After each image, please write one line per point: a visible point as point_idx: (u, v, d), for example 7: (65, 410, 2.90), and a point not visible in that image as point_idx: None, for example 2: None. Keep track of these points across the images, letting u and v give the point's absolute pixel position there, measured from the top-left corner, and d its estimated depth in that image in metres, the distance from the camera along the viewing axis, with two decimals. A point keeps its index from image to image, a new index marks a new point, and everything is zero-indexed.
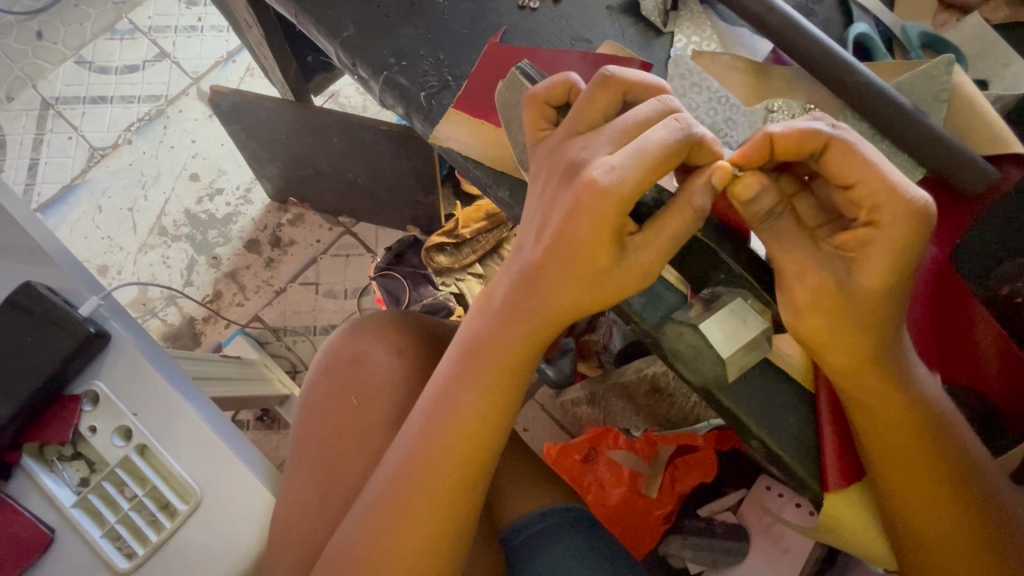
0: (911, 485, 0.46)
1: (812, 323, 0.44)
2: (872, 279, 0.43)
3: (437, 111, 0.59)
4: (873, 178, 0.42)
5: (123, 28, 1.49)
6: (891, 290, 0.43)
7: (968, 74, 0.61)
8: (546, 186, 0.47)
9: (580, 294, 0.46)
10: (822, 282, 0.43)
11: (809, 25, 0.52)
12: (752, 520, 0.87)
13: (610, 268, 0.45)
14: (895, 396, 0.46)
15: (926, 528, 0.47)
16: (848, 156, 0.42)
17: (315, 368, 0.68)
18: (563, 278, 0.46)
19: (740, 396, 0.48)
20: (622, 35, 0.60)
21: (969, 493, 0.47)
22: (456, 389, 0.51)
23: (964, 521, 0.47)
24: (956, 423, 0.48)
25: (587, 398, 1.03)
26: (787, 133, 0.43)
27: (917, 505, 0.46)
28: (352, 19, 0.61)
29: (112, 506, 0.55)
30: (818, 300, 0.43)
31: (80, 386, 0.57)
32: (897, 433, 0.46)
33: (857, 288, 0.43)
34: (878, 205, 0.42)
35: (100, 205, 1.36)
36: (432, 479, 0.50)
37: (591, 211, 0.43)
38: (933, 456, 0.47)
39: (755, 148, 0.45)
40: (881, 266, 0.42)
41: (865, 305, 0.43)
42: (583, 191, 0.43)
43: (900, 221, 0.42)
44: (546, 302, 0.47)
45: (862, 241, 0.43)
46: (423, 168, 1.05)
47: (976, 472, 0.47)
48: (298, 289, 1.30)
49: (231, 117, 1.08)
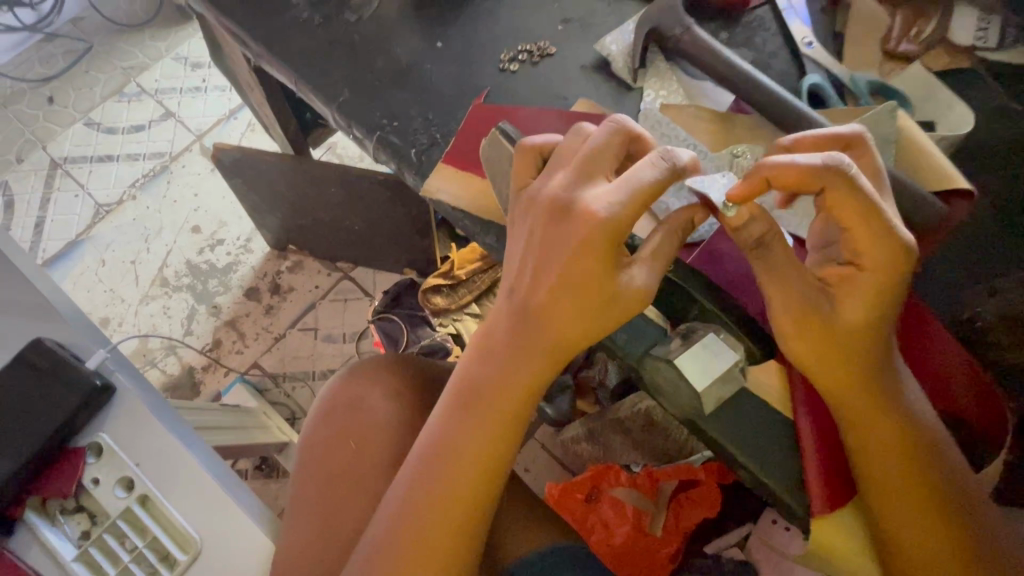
0: (902, 512, 0.47)
1: (801, 349, 0.46)
2: (855, 314, 0.45)
3: (427, 166, 0.63)
4: (864, 226, 0.44)
5: (130, 91, 1.57)
6: (874, 321, 0.45)
7: (938, 107, 0.62)
8: (534, 223, 0.49)
9: (582, 321, 0.48)
10: (806, 313, 0.46)
11: (764, 78, 0.57)
12: (759, 556, 0.89)
13: (612, 294, 0.47)
14: (879, 412, 0.48)
15: (915, 550, 0.47)
16: (844, 199, 0.44)
17: (315, 413, 0.70)
18: (560, 310, 0.48)
19: (722, 427, 0.49)
20: (595, 91, 0.64)
21: (956, 517, 0.48)
22: (454, 424, 0.52)
23: (947, 540, 0.48)
24: (942, 439, 0.49)
25: (585, 435, 1.08)
26: (783, 174, 0.45)
27: (903, 524, 0.47)
28: (345, 84, 0.67)
29: (112, 558, 0.55)
30: (808, 334, 0.46)
31: (84, 439, 0.58)
32: (886, 456, 0.48)
33: (840, 322, 0.46)
34: (861, 250, 0.45)
35: (103, 258, 1.40)
36: (430, 519, 0.51)
37: (591, 239, 0.46)
38: (919, 475, 0.48)
39: (750, 186, 0.46)
40: (862, 303, 0.45)
41: (851, 337, 0.46)
42: (583, 223, 0.46)
43: (880, 263, 0.44)
44: (546, 333, 0.49)
45: (842, 278, 0.46)
46: (418, 214, 1.10)
47: (960, 487, 0.49)
48: (297, 335, 1.32)
49: (233, 171, 1.14)
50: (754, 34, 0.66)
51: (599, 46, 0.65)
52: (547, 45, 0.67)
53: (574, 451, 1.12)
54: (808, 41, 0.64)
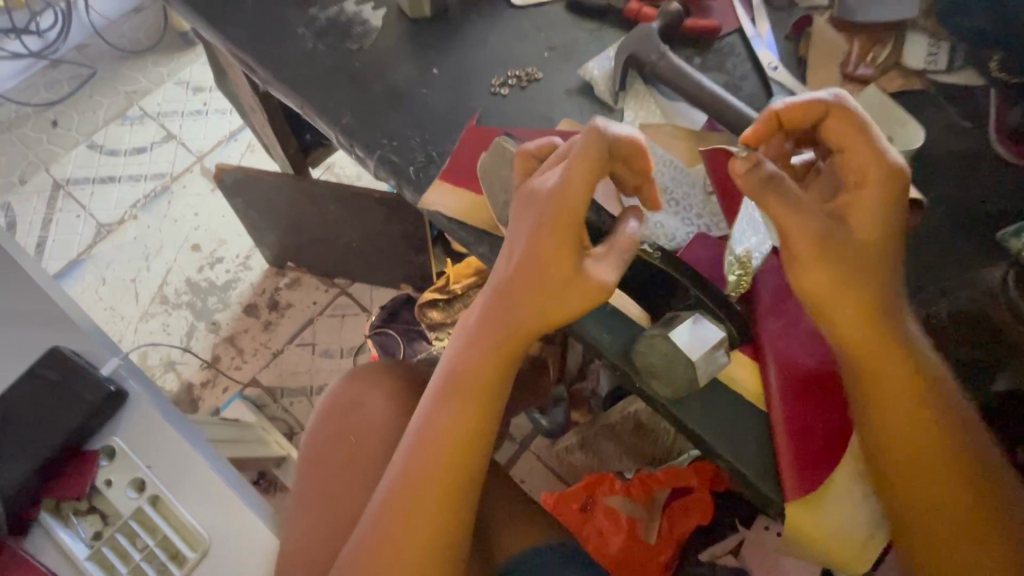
0: (901, 441, 0.50)
1: (817, 278, 0.48)
2: (864, 230, 0.49)
3: (424, 182, 0.67)
4: (864, 145, 0.49)
5: (133, 114, 1.63)
6: (877, 240, 0.49)
7: (894, 125, 0.67)
8: (514, 218, 0.54)
9: (548, 303, 0.52)
10: (822, 235, 0.48)
11: (733, 100, 0.63)
12: (752, 562, 0.89)
13: (572, 278, 0.51)
14: (886, 345, 0.50)
15: (912, 478, 0.50)
16: (845, 120, 0.49)
17: (320, 412, 0.73)
18: (532, 295, 0.52)
19: (699, 419, 0.53)
20: (579, 112, 0.69)
21: (954, 446, 0.51)
22: (443, 407, 0.56)
23: (946, 468, 0.51)
24: (942, 374, 0.52)
25: (578, 445, 1.12)
26: (789, 107, 0.50)
27: (902, 453, 0.50)
28: (348, 108, 0.71)
29: (123, 558, 0.58)
30: (826, 256, 0.48)
31: (99, 442, 0.61)
32: (889, 387, 0.50)
33: (851, 240, 0.48)
34: (865, 170, 0.49)
35: (104, 277, 1.43)
36: (421, 494, 0.55)
37: (552, 223, 0.51)
38: (920, 404, 0.50)
39: (763, 126, 0.52)
40: (870, 217, 0.48)
41: (861, 257, 0.48)
42: (547, 209, 0.51)
43: (883, 178, 0.48)
44: (520, 316, 0.53)
45: (850, 201, 0.49)
46: (413, 230, 1.14)
47: (959, 417, 0.51)
48: (294, 351, 1.35)
49: (234, 191, 1.18)
50: (725, 60, 0.72)
51: (583, 71, 0.70)
52: (534, 70, 0.72)
53: (568, 461, 1.16)
54: (773, 66, 0.70)
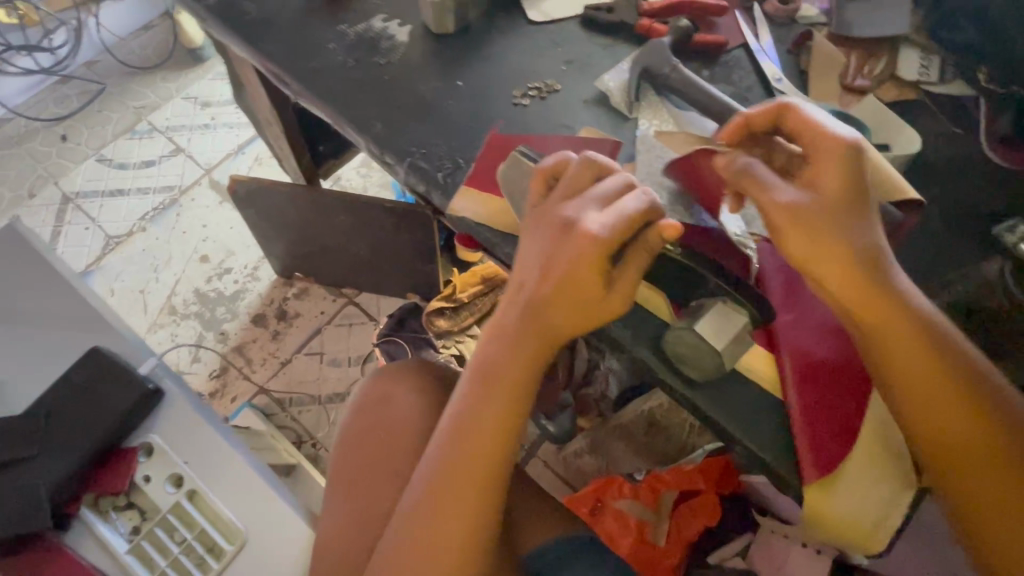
0: (912, 394, 0.51)
1: (796, 242, 0.51)
2: (829, 189, 0.51)
3: (452, 187, 0.70)
4: (816, 126, 0.53)
5: (142, 129, 1.66)
6: (847, 199, 0.51)
7: (895, 131, 0.71)
8: (541, 237, 0.57)
9: (578, 315, 0.54)
10: (793, 204, 0.51)
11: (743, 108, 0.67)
12: (761, 564, 0.91)
13: (601, 297, 0.53)
14: (882, 298, 0.51)
15: (931, 429, 0.51)
16: (797, 113, 0.54)
17: (351, 406, 0.75)
18: (563, 309, 0.54)
19: (718, 407, 0.57)
20: (597, 121, 0.73)
21: (968, 394, 0.51)
22: (474, 404, 0.58)
23: (964, 416, 0.51)
24: (945, 326, 0.53)
25: (588, 448, 1.15)
26: (755, 112, 0.56)
27: (917, 406, 0.51)
28: (377, 118, 0.75)
29: (162, 551, 0.59)
30: (798, 223, 0.50)
31: (137, 439, 0.63)
32: (889, 343, 0.51)
33: (820, 202, 0.51)
34: (817, 142, 0.52)
35: (113, 288, 1.45)
36: (453, 490, 0.57)
37: (585, 254, 0.53)
38: (927, 357, 0.51)
39: (734, 129, 0.58)
40: (835, 176, 0.51)
41: (830, 212, 0.51)
42: (581, 238, 0.53)
43: (837, 145, 0.51)
44: (552, 323, 0.55)
45: (814, 170, 0.52)
46: (422, 238, 1.17)
47: (967, 364, 0.52)
48: (303, 360, 1.37)
49: (247, 202, 1.21)
50: (731, 72, 0.76)
51: (600, 83, 0.75)
52: (553, 83, 0.76)
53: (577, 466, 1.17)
54: (778, 77, 0.74)
